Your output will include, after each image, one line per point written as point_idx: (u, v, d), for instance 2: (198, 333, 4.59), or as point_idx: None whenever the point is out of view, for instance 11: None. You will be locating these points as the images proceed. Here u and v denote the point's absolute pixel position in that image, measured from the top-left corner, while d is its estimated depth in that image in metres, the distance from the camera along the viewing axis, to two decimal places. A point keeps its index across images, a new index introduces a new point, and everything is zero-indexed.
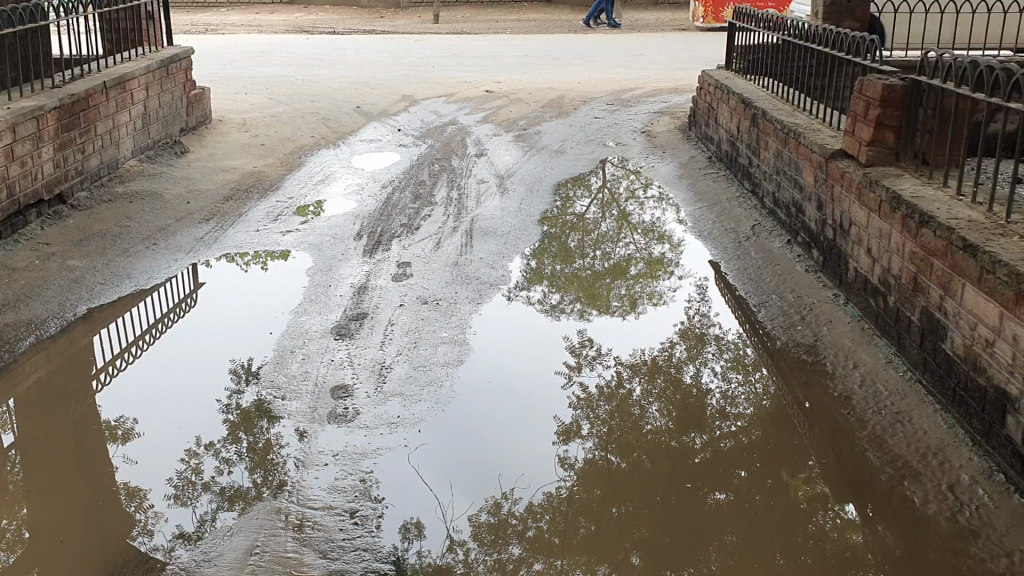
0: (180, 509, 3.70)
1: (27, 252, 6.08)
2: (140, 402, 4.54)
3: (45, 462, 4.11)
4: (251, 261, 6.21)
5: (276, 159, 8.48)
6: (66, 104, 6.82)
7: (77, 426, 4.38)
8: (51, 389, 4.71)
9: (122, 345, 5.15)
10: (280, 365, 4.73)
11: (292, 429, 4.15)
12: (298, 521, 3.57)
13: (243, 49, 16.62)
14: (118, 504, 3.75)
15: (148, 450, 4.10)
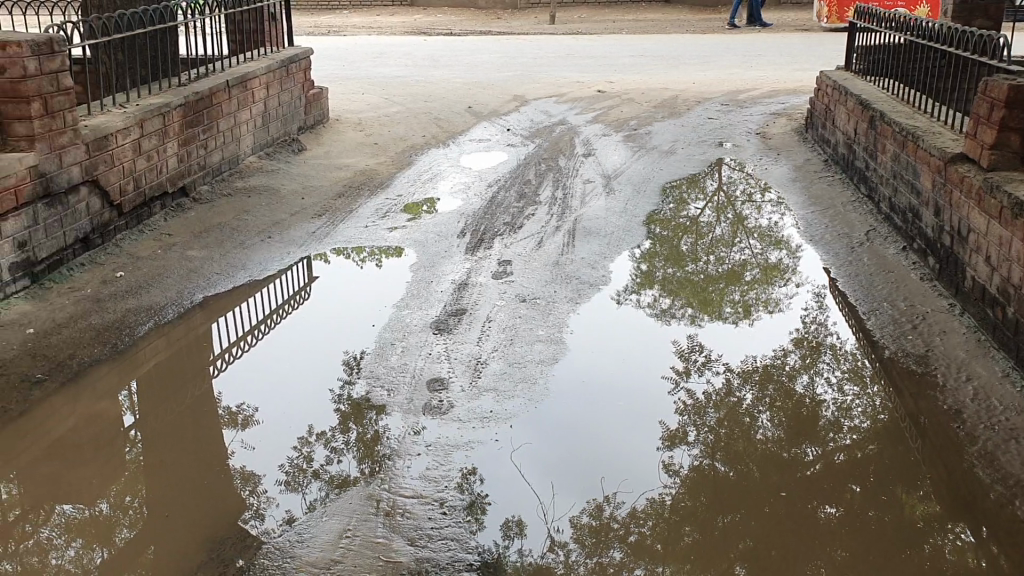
0: (291, 495, 3.82)
1: (152, 242, 6.40)
2: (255, 390, 4.72)
3: (163, 441, 4.33)
4: (366, 257, 6.36)
5: (388, 158, 8.67)
6: (191, 102, 7.14)
7: (193, 409, 4.59)
8: (171, 371, 4.95)
9: (239, 334, 5.36)
10: (385, 357, 4.84)
11: (397, 422, 4.24)
12: (396, 509, 3.64)
13: (363, 50, 17.04)
14: (232, 486, 3.92)
15: (263, 437, 4.26)
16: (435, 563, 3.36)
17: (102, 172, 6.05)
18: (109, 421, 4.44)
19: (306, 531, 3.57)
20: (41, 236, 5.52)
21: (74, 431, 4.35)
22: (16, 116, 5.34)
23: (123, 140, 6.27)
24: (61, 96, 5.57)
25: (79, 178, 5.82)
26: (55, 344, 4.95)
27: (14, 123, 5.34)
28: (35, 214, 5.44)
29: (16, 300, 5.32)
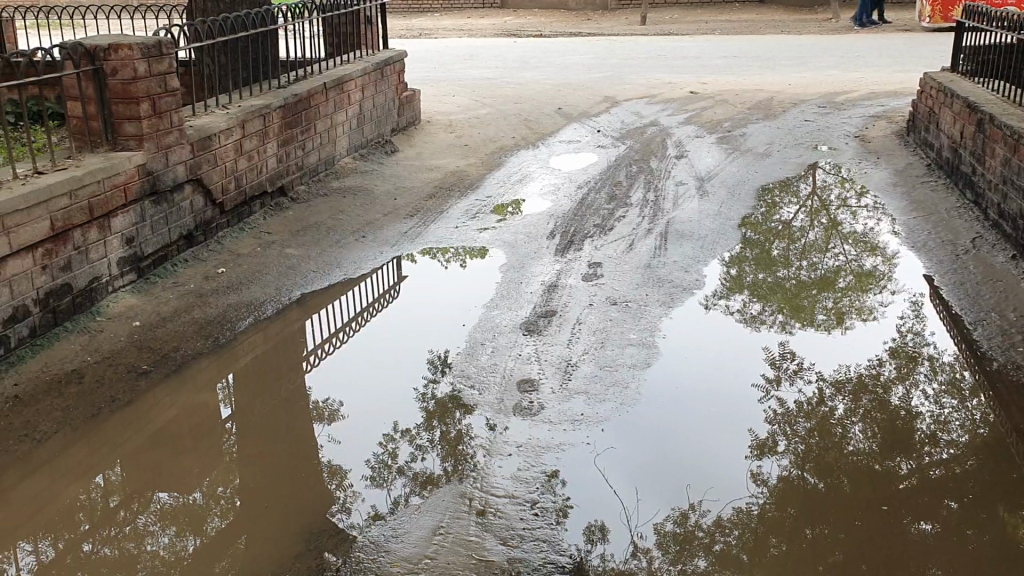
0: (376, 490, 3.87)
1: (251, 239, 6.58)
2: (345, 386, 4.80)
3: (257, 434, 4.43)
4: (452, 257, 6.42)
5: (479, 159, 8.73)
6: (290, 103, 7.31)
7: (286, 403, 4.69)
8: (266, 365, 5.06)
9: (330, 331, 5.47)
10: (473, 356, 4.87)
11: (483, 421, 4.25)
12: (480, 509, 3.65)
13: (454, 52, 17.23)
14: (319, 479, 3.99)
15: (350, 432, 4.34)
16: (527, 564, 3.35)
17: (205, 171, 6.24)
18: (207, 413, 4.57)
19: (393, 526, 3.60)
20: (147, 233, 5.72)
21: (175, 421, 4.49)
22: (126, 116, 5.52)
23: (226, 140, 6.45)
24: (168, 97, 5.74)
25: (183, 177, 6.01)
26: (160, 336, 5.13)
27: (124, 123, 5.53)
28: (142, 211, 5.65)
29: (124, 293, 5.52)
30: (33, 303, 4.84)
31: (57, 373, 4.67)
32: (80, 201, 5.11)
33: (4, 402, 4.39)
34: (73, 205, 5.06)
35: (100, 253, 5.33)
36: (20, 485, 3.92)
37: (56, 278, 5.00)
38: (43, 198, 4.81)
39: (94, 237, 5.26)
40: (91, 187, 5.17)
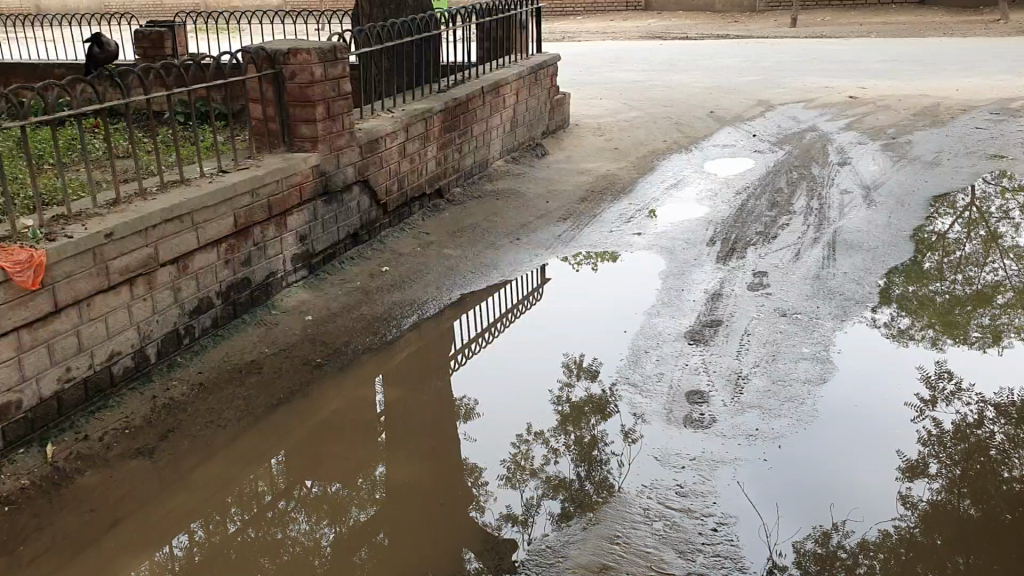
0: (509, 491, 3.90)
1: (411, 239, 6.75)
2: (486, 388, 4.86)
3: (406, 430, 4.51)
4: (582, 261, 6.43)
5: (630, 162, 8.66)
6: (451, 107, 7.45)
7: (433, 403, 4.76)
8: (415, 364, 5.15)
9: (477, 331, 5.54)
10: (613, 366, 4.85)
11: (618, 427, 4.26)
12: (616, 515, 3.63)
13: (601, 55, 17.19)
14: (458, 476, 4.05)
15: (487, 431, 4.40)
16: None
17: (371, 172, 6.44)
18: (364, 407, 4.69)
19: (528, 529, 3.62)
20: (317, 231, 5.94)
21: (337, 413, 4.62)
22: (302, 119, 5.73)
23: (391, 143, 6.63)
24: (341, 100, 5.93)
25: (352, 178, 6.22)
26: (332, 331, 5.32)
27: (300, 125, 5.74)
28: (313, 210, 5.86)
29: (296, 289, 5.76)
30: (216, 296, 5.10)
31: (236, 363, 4.89)
32: (261, 199, 5.33)
33: (190, 388, 4.63)
34: (254, 203, 5.28)
35: (275, 249, 5.56)
36: (203, 467, 4.10)
37: (237, 273, 5.25)
38: (228, 195, 5.04)
39: (272, 233, 5.50)
40: (271, 186, 5.39)
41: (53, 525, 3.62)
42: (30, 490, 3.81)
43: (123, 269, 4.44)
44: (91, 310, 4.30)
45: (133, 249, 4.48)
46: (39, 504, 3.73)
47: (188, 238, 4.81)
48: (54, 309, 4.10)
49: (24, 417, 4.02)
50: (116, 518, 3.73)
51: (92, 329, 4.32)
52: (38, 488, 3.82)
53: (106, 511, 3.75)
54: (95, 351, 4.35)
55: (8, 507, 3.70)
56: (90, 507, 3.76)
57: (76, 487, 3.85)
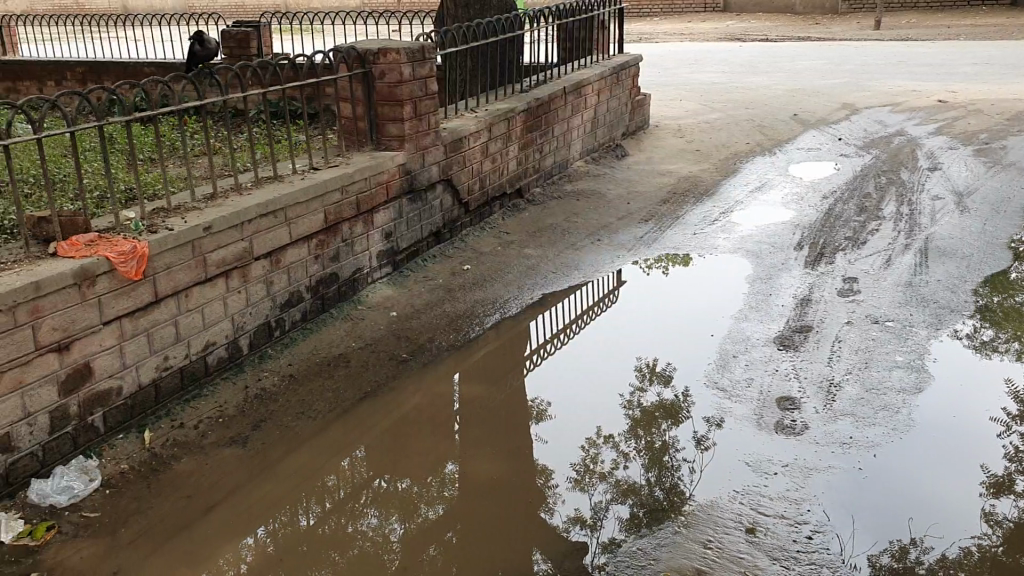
0: (577, 494, 3.89)
1: (492, 238, 6.79)
2: (558, 390, 4.84)
3: (482, 429, 4.53)
4: (652, 264, 6.38)
5: (712, 164, 8.56)
6: (534, 107, 7.46)
7: (508, 403, 4.77)
8: (490, 363, 5.16)
9: (553, 331, 5.54)
10: (687, 372, 4.81)
11: (690, 433, 4.21)
12: (688, 519, 3.60)
13: (679, 56, 17.04)
14: (530, 477, 4.05)
15: (558, 433, 4.38)
16: None
17: (455, 171, 6.49)
18: (441, 403, 4.73)
19: (596, 532, 3.60)
20: (403, 229, 6.03)
21: (417, 409, 4.67)
22: (390, 118, 5.81)
23: (475, 142, 6.67)
24: (428, 99, 5.99)
25: (436, 176, 6.28)
26: (416, 327, 5.38)
27: (388, 124, 5.82)
28: (399, 208, 5.95)
29: (381, 285, 5.85)
30: (306, 290, 5.22)
31: (326, 356, 4.99)
32: (350, 196, 5.43)
33: (280, 379, 4.75)
34: (344, 200, 5.37)
35: (363, 245, 5.67)
36: (291, 456, 4.19)
37: (327, 267, 5.36)
38: (319, 192, 5.14)
39: (360, 230, 5.60)
40: (359, 184, 5.48)
41: (152, 509, 3.74)
42: (130, 474, 3.94)
43: (220, 262, 4.56)
44: (188, 301, 4.43)
45: (229, 242, 4.60)
46: (138, 487, 3.86)
47: (281, 233, 4.92)
48: (155, 299, 4.23)
49: (124, 404, 4.17)
50: (210, 504, 3.83)
51: (188, 320, 4.45)
52: (137, 473, 3.95)
53: (202, 497, 3.86)
54: (191, 341, 4.49)
55: (109, 490, 3.84)
56: (186, 492, 3.87)
57: (173, 472, 3.98)
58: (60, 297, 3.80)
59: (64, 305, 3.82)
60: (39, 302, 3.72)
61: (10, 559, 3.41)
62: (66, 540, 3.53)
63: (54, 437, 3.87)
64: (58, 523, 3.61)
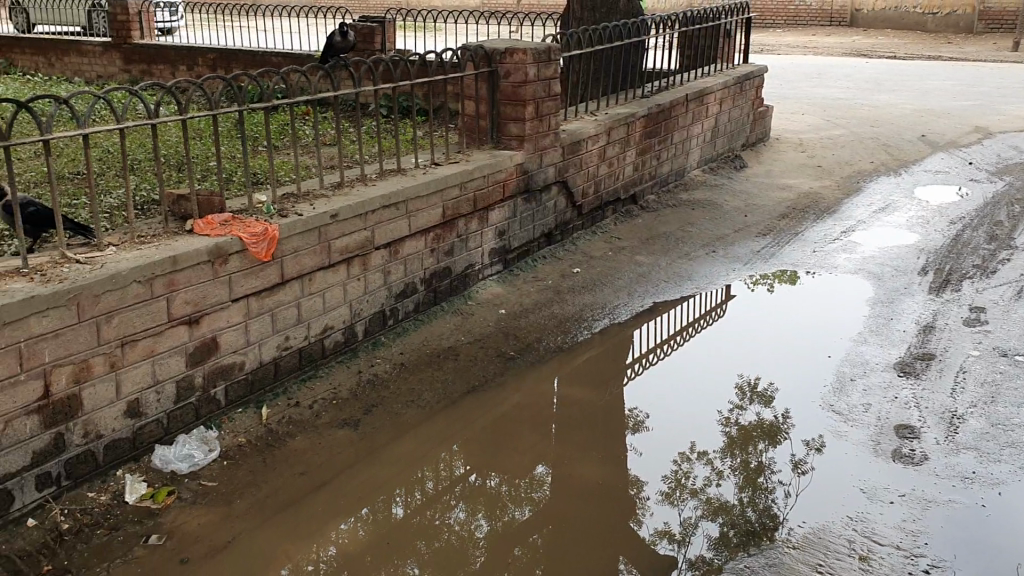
0: (667, 508, 3.85)
1: (603, 243, 6.78)
2: (658, 401, 4.79)
3: (582, 432, 4.52)
4: (760, 279, 6.26)
5: (833, 182, 8.35)
6: (654, 113, 7.42)
7: (607, 409, 4.75)
8: (592, 368, 5.15)
9: (658, 341, 5.49)
10: (788, 393, 4.71)
11: (787, 456, 4.13)
12: (785, 540, 3.53)
13: (801, 70, 16.67)
14: (621, 486, 4.03)
15: (652, 444, 4.34)
16: None
17: (572, 173, 6.51)
18: (540, 404, 4.74)
19: (683, 547, 3.56)
20: (516, 228, 6.08)
21: (517, 407, 4.69)
22: (512, 117, 5.86)
23: (593, 145, 6.68)
24: (550, 100, 6.02)
25: (553, 178, 6.31)
26: (525, 326, 5.42)
27: (510, 123, 5.88)
28: (514, 207, 6.00)
29: (491, 282, 5.91)
30: (419, 282, 5.32)
31: (435, 349, 5.08)
32: (468, 192, 5.50)
33: (392, 366, 4.86)
34: (462, 196, 5.45)
35: (477, 242, 5.74)
36: (396, 443, 4.27)
37: (441, 261, 5.45)
38: (438, 187, 5.22)
39: (474, 226, 5.67)
40: (478, 180, 5.55)
41: (265, 484, 3.88)
42: (247, 447, 4.10)
43: (343, 249, 4.69)
44: (311, 286, 4.57)
45: (352, 231, 4.72)
46: (253, 461, 4.01)
47: (401, 225, 5.02)
48: (280, 281, 4.38)
49: (245, 379, 4.33)
50: (320, 482, 3.94)
51: (310, 303, 4.59)
52: (253, 447, 4.11)
53: (312, 475, 3.97)
54: (311, 324, 4.63)
55: (226, 462, 3.99)
56: (299, 470, 3.99)
57: (286, 450, 4.11)
58: (195, 273, 3.97)
59: (198, 280, 3.99)
60: (175, 276, 3.89)
61: (133, 519, 3.59)
62: (185, 506, 3.69)
63: (179, 407, 4.06)
64: (178, 489, 3.78)
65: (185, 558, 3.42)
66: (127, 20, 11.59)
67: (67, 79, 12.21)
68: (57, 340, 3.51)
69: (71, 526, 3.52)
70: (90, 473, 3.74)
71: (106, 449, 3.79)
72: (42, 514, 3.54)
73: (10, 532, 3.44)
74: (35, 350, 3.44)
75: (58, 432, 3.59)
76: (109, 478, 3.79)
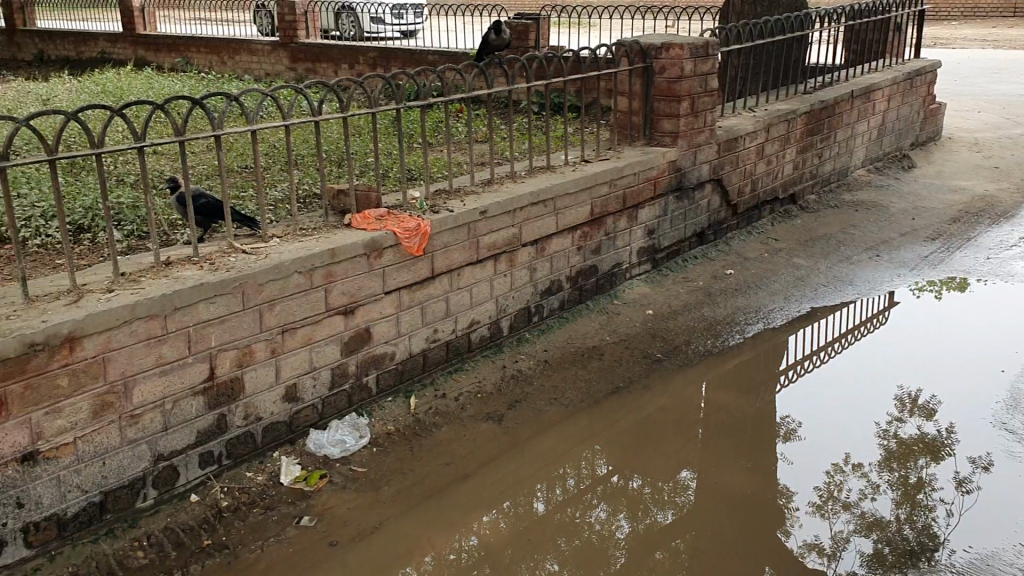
0: (818, 520, 3.68)
1: (758, 244, 6.57)
2: (812, 409, 4.60)
3: (730, 439, 4.39)
4: (927, 286, 5.91)
5: (1012, 184, 7.80)
6: (816, 110, 7.13)
7: (758, 416, 4.59)
8: (742, 373, 4.99)
9: (814, 347, 5.27)
10: (954, 408, 4.43)
11: (950, 474, 3.89)
12: (948, 563, 3.31)
13: (979, 65, 15.66)
14: (770, 495, 3.88)
15: (804, 454, 4.16)
16: None
17: (727, 171, 6.33)
18: (686, 409, 4.64)
19: (833, 563, 3.40)
20: (666, 227, 5.97)
21: (663, 410, 4.61)
22: (666, 114, 5.75)
23: (750, 143, 6.48)
24: (706, 97, 5.87)
25: (707, 176, 6.16)
26: (674, 328, 5.32)
27: (664, 120, 5.77)
28: (665, 205, 5.89)
29: (639, 281, 5.83)
30: (566, 280, 5.30)
31: (580, 348, 5.05)
32: (618, 190, 5.43)
33: (537, 363, 4.87)
34: (612, 194, 5.39)
35: (625, 240, 5.67)
36: (538, 440, 4.27)
37: (587, 260, 5.41)
38: (588, 185, 5.18)
39: (623, 225, 5.60)
40: (628, 178, 5.48)
41: (409, 473, 3.95)
42: (395, 436, 4.20)
43: (492, 245, 4.73)
44: (460, 280, 4.63)
45: (501, 227, 4.75)
46: (400, 449, 4.10)
47: (549, 222, 5.02)
48: (430, 275, 4.46)
49: (394, 369, 4.43)
50: (462, 474, 3.98)
51: (458, 297, 4.65)
52: (400, 437, 4.20)
53: (455, 467, 4.02)
54: (459, 318, 4.69)
55: (374, 449, 4.10)
56: (443, 460, 4.05)
57: (430, 441, 4.18)
58: (351, 265, 4.08)
59: (353, 272, 4.10)
60: (332, 268, 4.01)
61: (287, 500, 3.74)
62: (336, 490, 3.81)
63: (333, 394, 4.19)
64: (330, 473, 3.91)
65: (333, 541, 3.53)
66: (293, 20, 12.11)
67: (238, 77, 12.88)
68: (223, 325, 3.69)
69: (229, 503, 3.69)
70: (249, 454, 3.92)
71: (264, 431, 3.96)
72: (204, 491, 3.73)
73: (175, 506, 3.64)
74: (202, 335, 3.63)
75: (221, 413, 3.77)
76: (266, 459, 3.95)
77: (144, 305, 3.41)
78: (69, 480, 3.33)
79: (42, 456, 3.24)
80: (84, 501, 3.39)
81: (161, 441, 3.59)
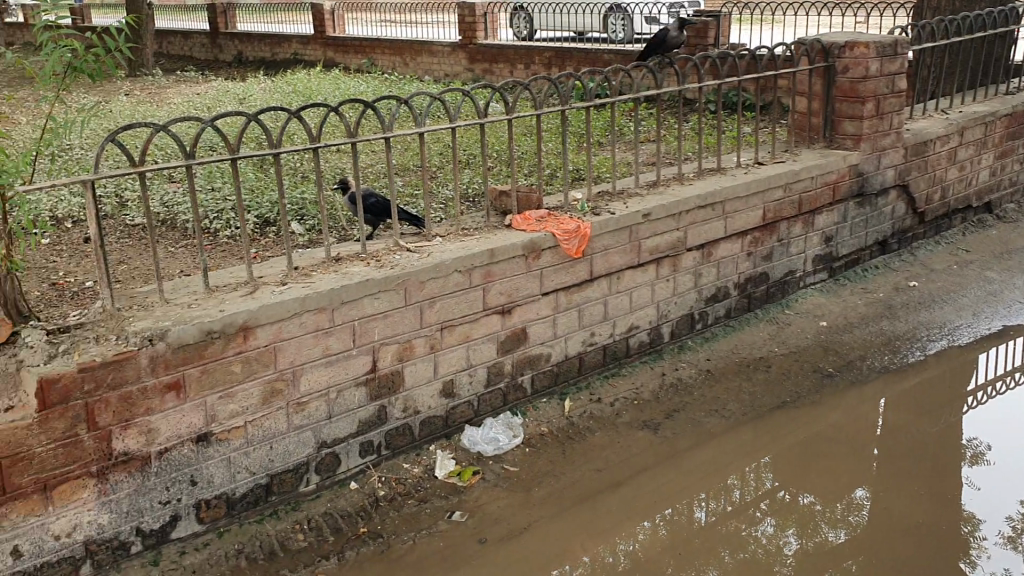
0: (1009, 552, 3.41)
1: (947, 255, 6.14)
2: (1003, 435, 4.27)
3: (907, 462, 4.12)
4: None
5: None
6: (1018, 112, 6.60)
7: (939, 440, 4.29)
8: (923, 393, 4.67)
9: (1007, 369, 4.88)
10: None
11: None
12: None
13: None
14: (955, 520, 3.62)
15: (994, 482, 3.87)
16: None
17: (914, 177, 5.95)
18: (859, 429, 4.38)
19: None
20: (845, 234, 5.68)
21: (833, 428, 4.38)
22: (848, 115, 5.46)
23: (942, 147, 6.06)
24: (894, 98, 5.54)
25: (892, 182, 5.81)
26: (847, 342, 5.05)
27: (845, 122, 5.49)
28: (845, 211, 5.61)
29: (813, 291, 5.57)
30: (733, 287, 5.14)
31: (745, 358, 4.88)
32: (793, 195, 5.21)
33: (699, 372, 4.74)
34: (786, 198, 5.18)
35: (799, 247, 5.44)
36: (698, 450, 4.16)
37: (757, 266, 5.22)
38: (761, 189, 5.00)
39: (798, 230, 5.37)
40: (805, 182, 5.24)
41: (564, 475, 3.94)
42: (549, 438, 4.20)
43: (655, 249, 4.64)
44: (620, 283, 4.58)
45: (665, 231, 4.66)
46: (555, 451, 4.10)
47: (717, 226, 4.88)
48: (590, 277, 4.43)
49: (550, 370, 4.43)
50: (619, 481, 3.93)
51: (618, 300, 4.60)
52: (555, 438, 4.19)
53: (611, 472, 3.97)
54: (618, 321, 4.64)
55: (528, 450, 4.11)
56: (600, 465, 4.01)
57: (586, 445, 4.15)
58: (510, 265, 4.11)
59: (513, 272, 4.13)
60: (492, 268, 4.05)
61: (440, 494, 3.81)
62: (488, 487, 3.85)
63: (489, 391, 4.23)
64: (483, 470, 3.96)
65: (483, 538, 3.56)
66: (473, 21, 12.37)
67: (418, 77, 13.28)
68: (386, 320, 3.79)
69: (386, 493, 3.80)
70: (406, 446, 4.01)
71: (422, 425, 4.04)
72: (363, 479, 3.86)
73: (335, 492, 3.79)
74: (366, 329, 3.74)
75: (381, 405, 3.88)
76: (422, 452, 4.04)
77: (313, 298, 3.55)
78: (239, 461, 3.52)
79: (215, 438, 3.45)
80: (252, 482, 3.58)
81: (324, 429, 3.73)
